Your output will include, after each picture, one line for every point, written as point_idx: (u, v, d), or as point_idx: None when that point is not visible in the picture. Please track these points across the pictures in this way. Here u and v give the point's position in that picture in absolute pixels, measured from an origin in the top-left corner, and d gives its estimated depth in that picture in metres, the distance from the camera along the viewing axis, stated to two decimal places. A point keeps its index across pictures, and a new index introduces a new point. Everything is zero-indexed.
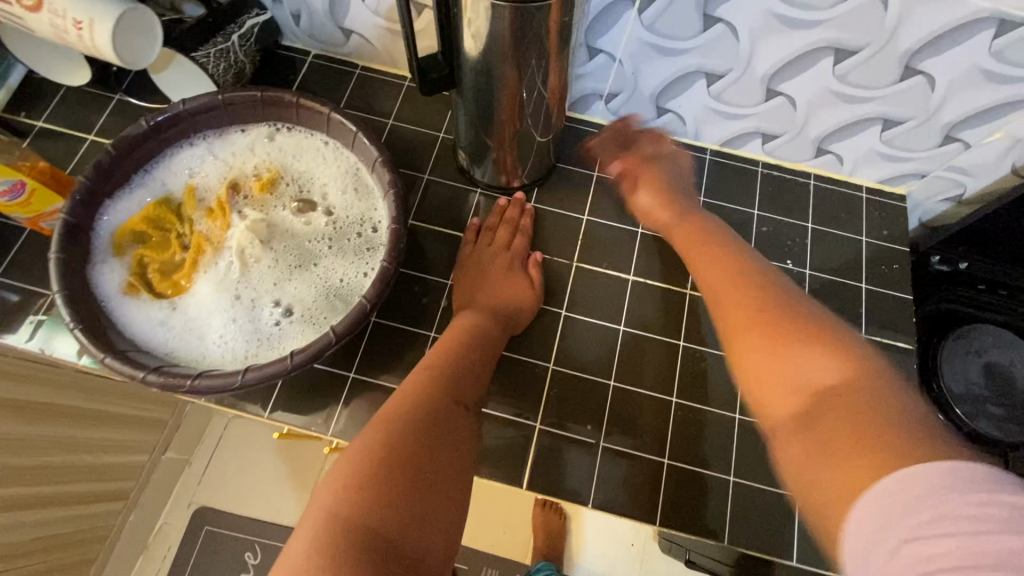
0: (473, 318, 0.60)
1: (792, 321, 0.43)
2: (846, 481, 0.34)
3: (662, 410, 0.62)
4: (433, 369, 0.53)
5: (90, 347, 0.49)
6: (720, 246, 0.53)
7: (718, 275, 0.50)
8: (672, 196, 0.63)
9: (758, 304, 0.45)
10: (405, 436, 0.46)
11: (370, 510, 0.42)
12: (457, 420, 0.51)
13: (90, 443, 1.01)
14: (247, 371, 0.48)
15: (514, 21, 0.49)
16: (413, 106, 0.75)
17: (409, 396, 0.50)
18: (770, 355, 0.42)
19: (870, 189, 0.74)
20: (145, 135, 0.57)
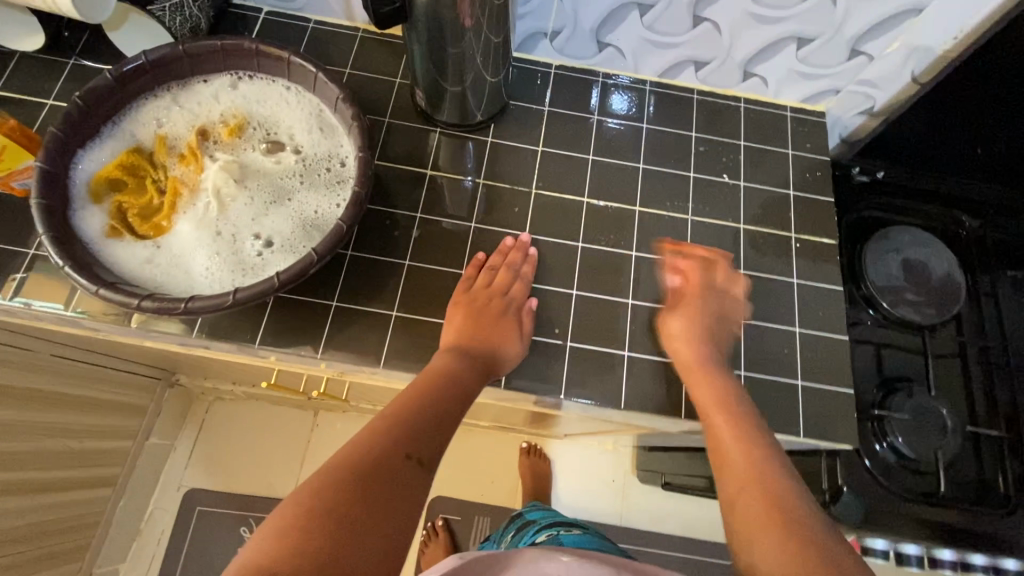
0: (451, 365, 0.62)
1: (772, 480, 0.56)
2: None
3: (619, 312, 0.70)
4: (393, 420, 0.54)
5: (82, 281, 0.52)
6: (720, 384, 0.64)
7: (725, 426, 0.61)
8: (704, 329, 0.68)
9: (758, 468, 0.57)
10: (338, 486, 0.47)
11: (285, 556, 0.42)
12: (405, 472, 0.50)
13: (89, 428, 1.25)
14: (237, 291, 0.53)
15: None
16: (368, 55, 0.79)
17: (358, 447, 0.51)
18: (757, 501, 0.54)
19: (793, 108, 0.82)
20: (110, 87, 0.60)
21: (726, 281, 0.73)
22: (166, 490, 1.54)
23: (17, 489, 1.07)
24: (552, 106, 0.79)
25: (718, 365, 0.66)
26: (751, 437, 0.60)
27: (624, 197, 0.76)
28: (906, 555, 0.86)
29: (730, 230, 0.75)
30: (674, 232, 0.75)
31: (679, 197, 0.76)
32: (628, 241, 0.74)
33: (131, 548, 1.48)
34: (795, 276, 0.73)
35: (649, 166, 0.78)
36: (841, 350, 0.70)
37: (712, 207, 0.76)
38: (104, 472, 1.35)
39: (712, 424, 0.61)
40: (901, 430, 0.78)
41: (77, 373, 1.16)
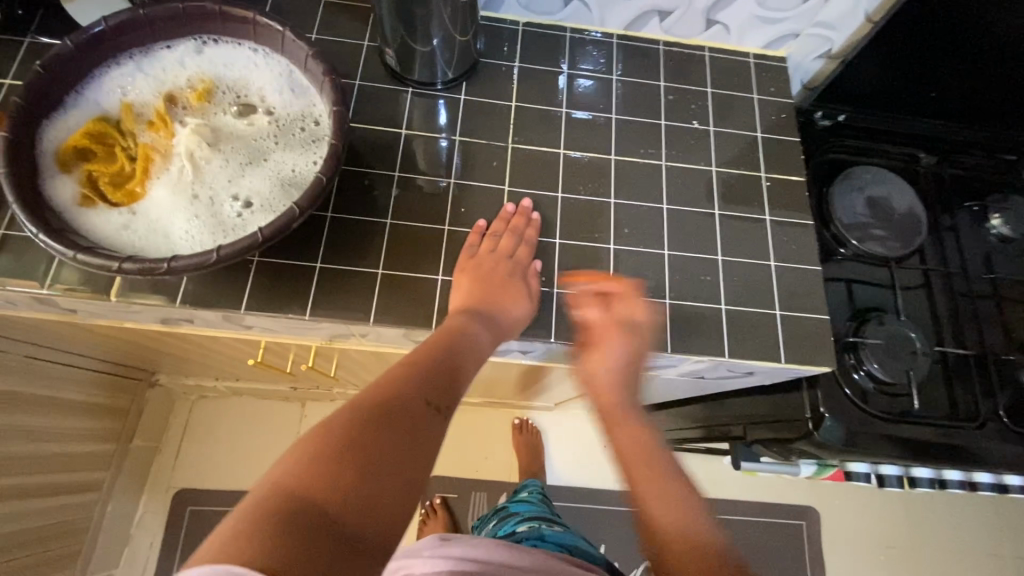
0: (467, 322, 0.60)
1: (664, 474, 0.67)
2: None
3: (602, 258, 0.72)
4: (416, 367, 0.53)
5: (57, 247, 0.51)
6: (639, 429, 0.71)
7: (631, 454, 0.69)
8: (613, 363, 0.68)
9: (674, 486, 0.66)
10: (366, 423, 0.45)
11: (321, 485, 0.40)
12: (431, 418, 0.49)
13: (67, 433, 1.20)
14: (220, 249, 0.52)
15: None
16: (334, 19, 0.78)
17: (384, 386, 0.50)
18: (676, 509, 0.64)
19: (756, 55, 0.85)
20: (71, 54, 0.58)
21: (703, 223, 0.75)
22: (155, 493, 1.51)
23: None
24: (522, 62, 0.80)
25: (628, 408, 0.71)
26: (664, 457, 0.69)
27: (599, 147, 0.77)
28: (886, 477, 0.90)
29: (703, 173, 0.77)
30: (649, 177, 0.76)
31: (652, 145, 0.78)
32: (606, 189, 0.75)
33: (122, 553, 1.45)
34: (767, 214, 0.76)
35: (622, 117, 0.79)
36: (815, 280, 0.73)
37: (684, 152, 0.78)
38: (88, 478, 1.31)
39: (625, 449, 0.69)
40: (875, 356, 0.81)
41: (52, 374, 1.11)
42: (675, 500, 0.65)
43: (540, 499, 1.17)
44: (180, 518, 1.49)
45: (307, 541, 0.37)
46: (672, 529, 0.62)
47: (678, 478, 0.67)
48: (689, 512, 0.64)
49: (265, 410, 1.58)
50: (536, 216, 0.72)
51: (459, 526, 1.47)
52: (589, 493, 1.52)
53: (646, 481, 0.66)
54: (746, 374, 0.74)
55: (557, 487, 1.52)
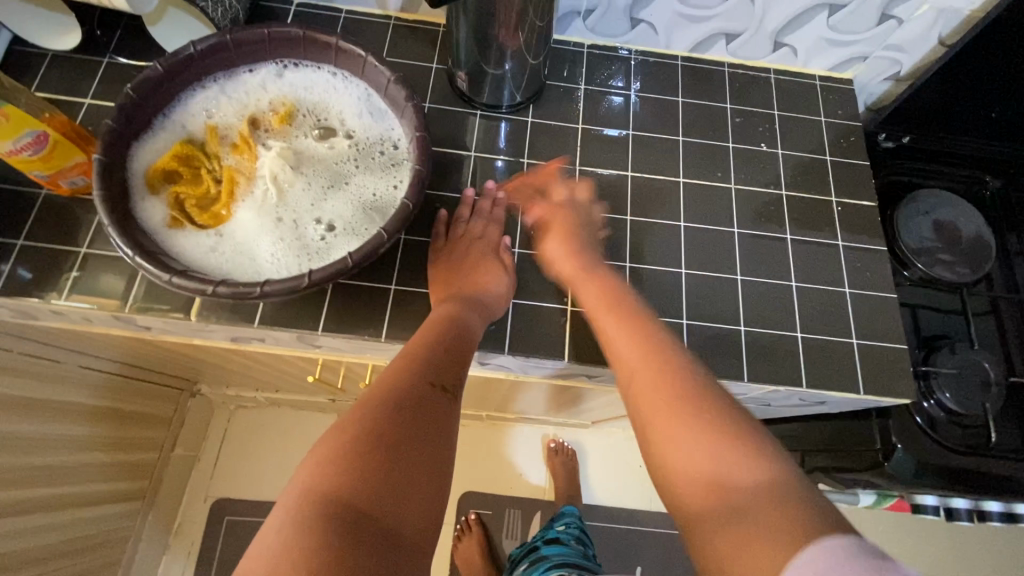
0: (453, 305, 0.63)
1: (662, 351, 0.57)
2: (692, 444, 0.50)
3: (675, 281, 0.71)
4: (414, 355, 0.57)
5: (154, 270, 0.52)
6: (612, 289, 0.64)
7: (608, 317, 0.61)
8: (573, 241, 0.68)
9: (686, 410, 0.52)
10: (376, 420, 0.51)
11: (344, 486, 0.47)
12: (437, 401, 0.55)
13: (113, 442, 1.22)
14: (312, 273, 0.52)
15: None
16: (402, 41, 0.79)
17: (386, 381, 0.55)
18: (695, 448, 0.50)
19: (822, 77, 0.83)
20: (161, 78, 0.59)
21: (774, 248, 0.73)
22: (193, 500, 1.52)
23: (48, 506, 1.05)
24: (587, 84, 0.80)
25: (606, 289, 0.64)
26: (656, 345, 0.58)
27: (667, 170, 0.77)
28: (956, 511, 0.88)
29: (773, 197, 0.76)
30: (717, 200, 0.75)
31: (721, 168, 0.77)
32: (675, 212, 0.74)
33: (162, 557, 1.46)
34: (840, 239, 0.74)
35: (688, 139, 0.79)
36: (889, 307, 0.71)
37: (752, 175, 0.77)
38: (132, 486, 1.33)
39: (611, 337, 0.60)
40: (946, 386, 0.79)
41: (104, 384, 1.13)
42: (675, 416, 0.52)
43: (574, 541, 1.14)
44: (217, 527, 1.50)
45: (349, 540, 0.44)
46: (688, 484, 0.49)
47: (720, 406, 0.52)
48: (723, 466, 0.48)
49: (301, 420, 1.59)
50: (501, 194, 0.72)
51: (494, 544, 1.45)
52: (626, 513, 1.50)
53: (638, 399, 0.55)
54: (816, 403, 0.72)
55: (594, 506, 1.50)
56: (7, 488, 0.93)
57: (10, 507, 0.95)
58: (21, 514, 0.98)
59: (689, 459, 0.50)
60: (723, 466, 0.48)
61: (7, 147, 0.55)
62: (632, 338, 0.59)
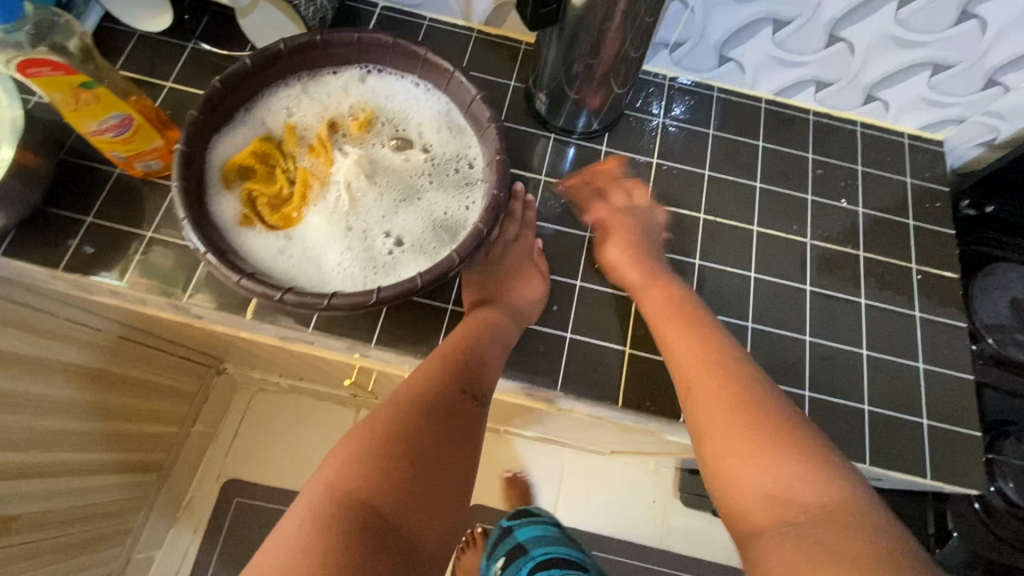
0: (490, 312, 0.62)
1: (719, 358, 0.56)
2: (744, 445, 0.50)
3: (740, 335, 0.68)
4: (445, 358, 0.56)
5: (224, 270, 0.51)
6: (671, 283, 0.64)
7: (671, 313, 0.61)
8: (637, 253, 0.67)
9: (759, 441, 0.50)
10: (403, 424, 0.50)
11: (367, 489, 0.47)
12: (465, 410, 0.54)
13: (137, 412, 1.23)
14: (380, 290, 0.51)
15: None
16: (483, 56, 0.78)
17: (417, 383, 0.54)
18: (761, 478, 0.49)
19: (911, 136, 0.80)
20: (248, 73, 0.59)
21: (848, 312, 0.70)
22: (206, 478, 1.52)
23: (72, 471, 1.06)
24: (666, 118, 0.77)
25: (672, 291, 0.63)
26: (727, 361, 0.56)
27: (741, 216, 0.74)
28: None
29: (850, 258, 0.73)
30: (791, 254, 0.72)
31: (797, 220, 0.74)
32: (746, 261, 0.71)
33: (168, 532, 1.47)
34: (917, 310, 0.71)
35: (765, 187, 0.76)
36: (964, 390, 0.67)
37: (829, 231, 0.74)
38: (149, 457, 1.34)
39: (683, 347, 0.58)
40: (1012, 475, 0.76)
41: (139, 356, 1.14)
42: (750, 426, 0.51)
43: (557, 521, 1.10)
44: (226, 507, 1.50)
45: (365, 542, 0.44)
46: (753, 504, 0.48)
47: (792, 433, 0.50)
48: (779, 475, 0.48)
49: (320, 411, 1.59)
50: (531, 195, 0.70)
51: None
52: None
53: (700, 404, 0.54)
54: (872, 479, 0.68)
55: None
56: (36, 449, 0.95)
57: (38, 469, 0.96)
58: (46, 476, 0.99)
59: (757, 474, 0.49)
60: (790, 484, 0.47)
61: (91, 127, 0.56)
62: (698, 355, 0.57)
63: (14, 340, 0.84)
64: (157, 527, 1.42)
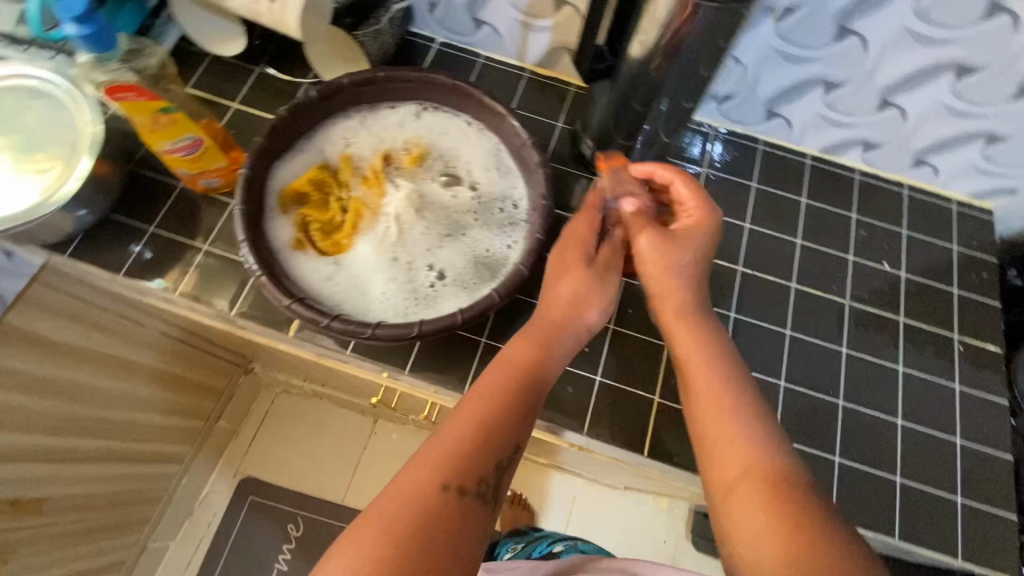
0: (513, 360, 0.50)
1: (739, 404, 0.48)
2: (768, 513, 0.42)
3: (772, 392, 0.67)
4: (452, 445, 0.43)
5: (276, 293, 0.54)
6: (702, 313, 0.54)
7: (687, 343, 0.53)
8: (677, 251, 0.56)
9: (761, 477, 0.44)
10: (428, 517, 0.40)
11: None
12: (464, 519, 0.41)
13: (167, 406, 1.26)
14: (421, 324, 0.53)
15: (699, 35, 0.53)
16: (533, 96, 0.80)
17: (415, 487, 0.41)
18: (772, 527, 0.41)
19: (959, 203, 0.79)
20: (312, 104, 0.62)
21: (884, 378, 0.69)
22: (224, 473, 1.55)
23: (102, 458, 1.10)
24: (710, 168, 0.78)
25: (697, 316, 0.54)
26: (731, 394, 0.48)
27: (780, 273, 0.73)
28: None
29: (890, 323, 0.72)
30: (830, 315, 0.72)
31: (837, 281, 0.73)
32: (782, 318, 0.71)
33: (183, 525, 1.49)
34: (956, 382, 0.69)
35: (806, 244, 0.75)
36: (1002, 470, 0.65)
37: (870, 294, 0.73)
38: (173, 450, 1.37)
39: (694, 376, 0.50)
40: None
41: (177, 353, 1.18)
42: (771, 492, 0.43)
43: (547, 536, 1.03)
44: (240, 504, 1.53)
45: None
46: (767, 551, 0.40)
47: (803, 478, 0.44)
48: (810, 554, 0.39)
49: (339, 418, 1.61)
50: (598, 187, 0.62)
51: None
52: None
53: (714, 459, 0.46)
54: (899, 553, 0.67)
55: None
56: (73, 436, 0.98)
57: (70, 454, 0.99)
58: (77, 462, 1.02)
59: (784, 541, 0.40)
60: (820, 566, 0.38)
61: (165, 146, 0.59)
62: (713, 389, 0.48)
63: (66, 331, 0.88)
64: (173, 518, 1.45)
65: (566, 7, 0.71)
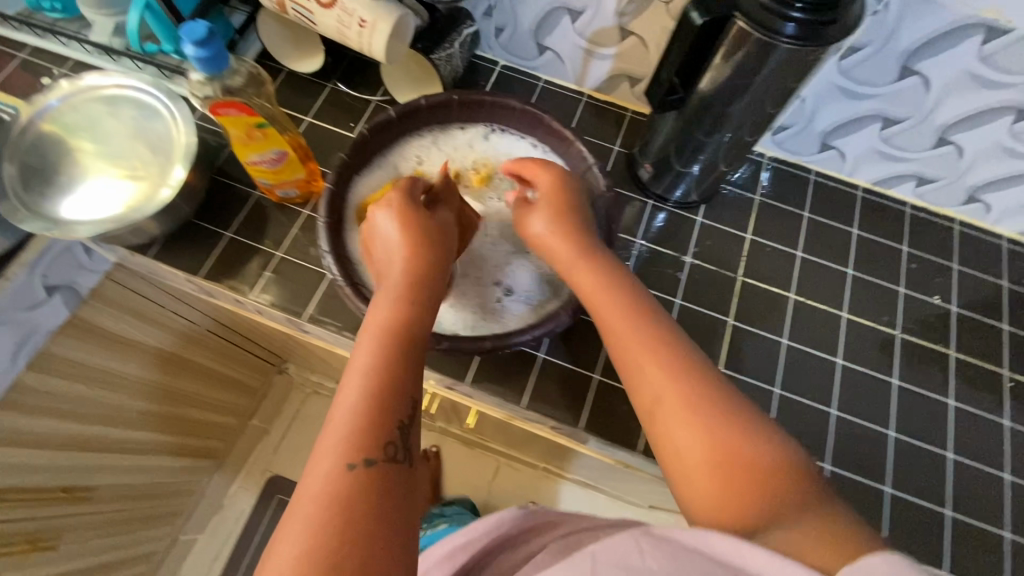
0: (395, 321, 0.48)
1: (659, 344, 0.48)
2: (700, 433, 0.44)
3: (823, 420, 0.68)
4: (365, 411, 0.42)
5: (358, 303, 0.57)
6: (602, 265, 0.55)
7: (601, 294, 0.53)
8: (564, 223, 0.57)
9: (695, 404, 0.45)
10: (342, 490, 0.38)
11: None
12: (381, 480, 0.40)
13: (206, 402, 1.29)
14: (494, 339, 0.56)
15: (771, 76, 0.55)
16: (591, 119, 0.83)
17: (333, 462, 0.40)
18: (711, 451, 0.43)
19: (1010, 240, 0.79)
20: (391, 123, 0.65)
21: (934, 412, 0.69)
22: (251, 472, 1.57)
23: (151, 451, 1.12)
24: (762, 196, 0.80)
25: (598, 266, 0.54)
26: (656, 341, 0.49)
27: (831, 302, 0.75)
28: None
29: (940, 356, 0.72)
30: (880, 346, 0.73)
31: (887, 312, 0.74)
32: (833, 347, 0.72)
33: (210, 521, 1.52)
34: (1007, 419, 0.70)
35: (857, 274, 0.77)
36: None
37: (921, 327, 0.74)
38: (208, 445, 1.40)
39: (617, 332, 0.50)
40: None
41: (223, 352, 1.21)
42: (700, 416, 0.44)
43: None
44: (268, 503, 1.55)
45: None
46: (703, 480, 0.43)
47: (727, 393, 0.46)
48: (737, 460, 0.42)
49: None
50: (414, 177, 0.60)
51: None
52: None
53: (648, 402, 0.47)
54: None
55: None
56: (124, 428, 1.01)
57: (121, 445, 1.02)
58: (127, 454, 1.05)
59: (718, 454, 0.43)
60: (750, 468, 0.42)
61: (252, 157, 0.63)
62: (640, 344, 0.49)
63: (128, 326, 0.92)
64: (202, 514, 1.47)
65: (632, 37, 0.73)
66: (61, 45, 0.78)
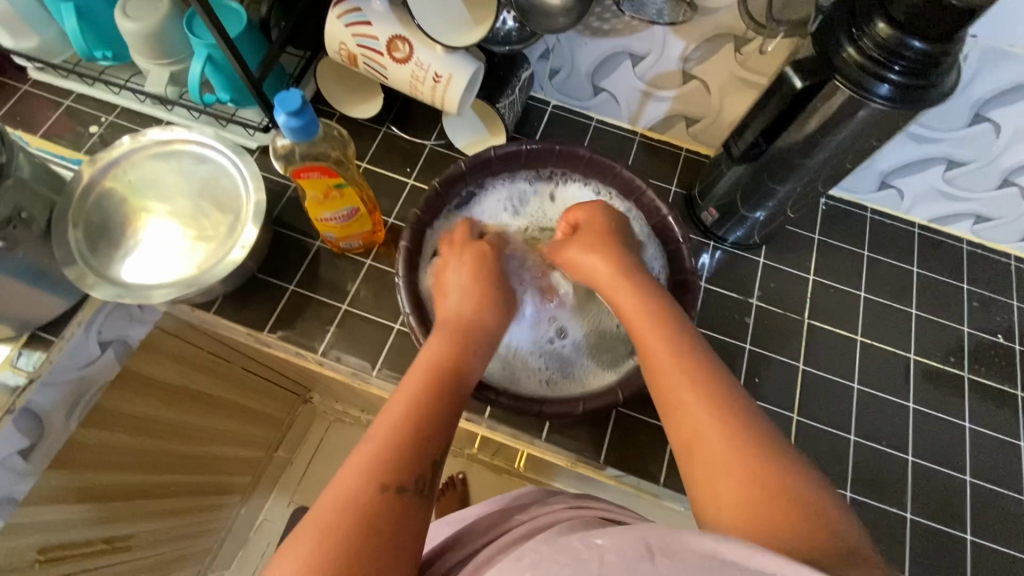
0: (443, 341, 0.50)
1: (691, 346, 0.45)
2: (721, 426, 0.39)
3: (900, 468, 0.68)
4: (400, 424, 0.41)
5: None
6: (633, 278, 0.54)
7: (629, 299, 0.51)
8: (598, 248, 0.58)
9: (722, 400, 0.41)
10: (363, 503, 0.37)
11: None
12: (405, 510, 0.37)
13: (237, 437, 1.27)
14: (585, 402, 0.56)
15: (855, 137, 0.56)
16: (646, 158, 0.82)
17: (356, 471, 0.38)
18: (727, 476, 0.37)
19: None
20: (460, 175, 0.64)
21: (1007, 456, 0.70)
22: (276, 503, 1.54)
23: None
24: (821, 235, 0.80)
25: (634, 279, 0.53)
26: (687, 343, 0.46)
27: (898, 343, 0.75)
28: None
29: (1009, 398, 0.72)
30: (949, 387, 0.73)
31: (954, 352, 0.75)
32: (904, 390, 0.72)
33: (237, 555, 1.49)
34: None
35: (921, 313, 0.77)
36: None
37: (988, 367, 0.74)
38: (236, 480, 1.37)
39: (643, 338, 0.47)
40: None
41: None
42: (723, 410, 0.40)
43: None
44: None
45: None
46: (727, 489, 0.36)
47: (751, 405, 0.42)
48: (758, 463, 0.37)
49: None
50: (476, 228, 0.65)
51: None
52: None
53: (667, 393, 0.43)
54: None
55: None
56: None
57: None
58: None
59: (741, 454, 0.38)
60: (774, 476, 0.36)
61: (325, 216, 0.61)
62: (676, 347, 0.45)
63: None
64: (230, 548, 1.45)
65: (694, 81, 0.73)
66: (113, 95, 0.77)
